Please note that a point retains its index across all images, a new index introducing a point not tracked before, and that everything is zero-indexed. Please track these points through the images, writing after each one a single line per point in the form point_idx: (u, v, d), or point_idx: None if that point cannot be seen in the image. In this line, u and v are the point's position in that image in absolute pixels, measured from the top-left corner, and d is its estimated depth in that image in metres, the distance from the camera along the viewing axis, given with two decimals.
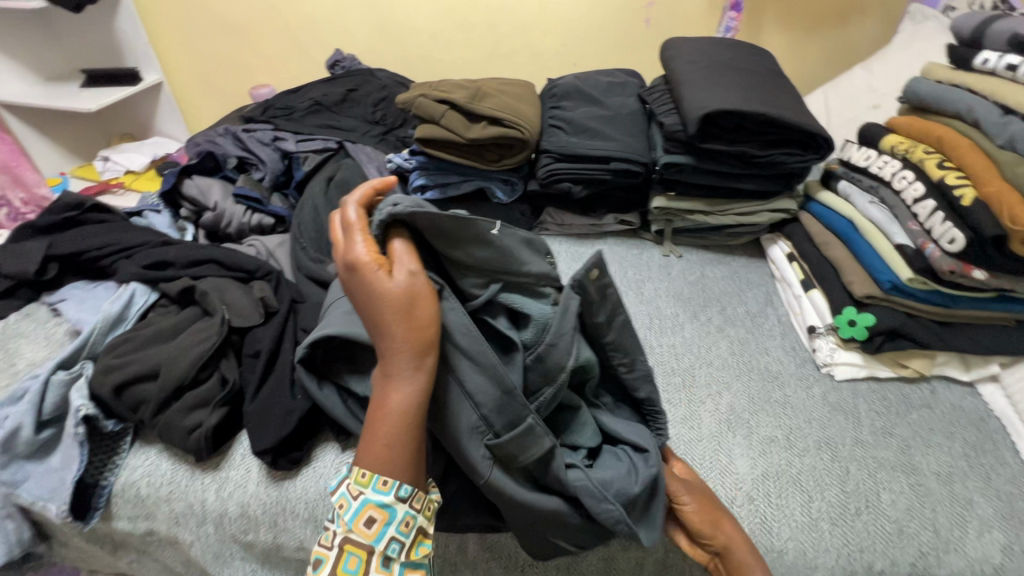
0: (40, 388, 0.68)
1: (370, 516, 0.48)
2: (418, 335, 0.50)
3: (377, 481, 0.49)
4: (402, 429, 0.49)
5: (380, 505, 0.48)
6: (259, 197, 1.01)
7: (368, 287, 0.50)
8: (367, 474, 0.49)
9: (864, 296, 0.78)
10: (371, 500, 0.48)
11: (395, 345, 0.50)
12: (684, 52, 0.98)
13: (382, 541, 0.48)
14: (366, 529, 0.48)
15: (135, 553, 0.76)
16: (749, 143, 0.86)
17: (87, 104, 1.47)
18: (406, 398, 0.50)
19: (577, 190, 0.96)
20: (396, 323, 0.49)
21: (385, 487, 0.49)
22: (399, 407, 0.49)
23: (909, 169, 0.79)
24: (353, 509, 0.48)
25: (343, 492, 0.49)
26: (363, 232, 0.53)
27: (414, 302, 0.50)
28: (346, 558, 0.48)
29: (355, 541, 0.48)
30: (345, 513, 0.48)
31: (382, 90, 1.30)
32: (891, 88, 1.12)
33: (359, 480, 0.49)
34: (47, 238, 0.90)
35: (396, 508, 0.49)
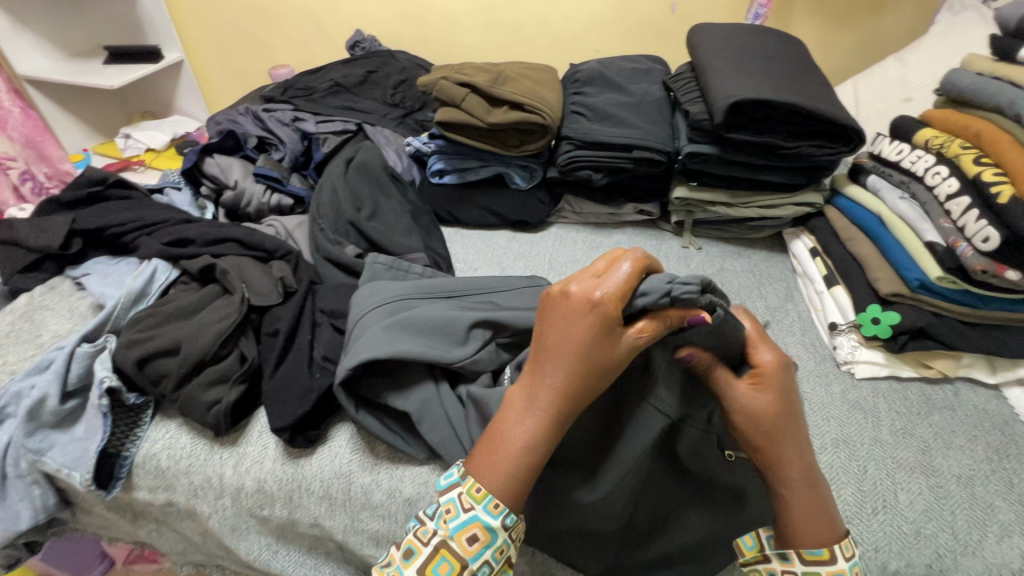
0: (65, 359, 0.69)
1: (474, 533, 0.48)
2: (578, 398, 0.51)
3: (490, 501, 0.49)
4: (528, 468, 0.50)
5: (486, 526, 0.48)
6: (279, 176, 1.01)
7: (585, 335, 0.49)
8: (481, 489, 0.49)
9: (889, 295, 0.76)
10: (480, 518, 0.48)
11: (561, 390, 0.50)
12: (712, 39, 0.96)
13: (477, 561, 0.48)
14: (467, 544, 0.48)
15: (155, 523, 0.78)
16: (776, 133, 0.84)
17: (109, 81, 1.48)
18: (539, 444, 0.50)
19: (597, 178, 0.95)
20: (571, 379, 0.50)
21: (495, 509, 0.48)
22: (534, 443, 0.50)
23: (943, 165, 0.77)
24: (460, 520, 0.48)
25: (453, 497, 0.50)
26: (612, 287, 0.50)
27: (594, 362, 0.50)
28: (438, 561, 0.48)
29: (452, 549, 0.48)
30: (451, 520, 0.49)
31: (403, 73, 1.29)
32: (924, 80, 1.08)
33: (472, 493, 0.49)
34: (72, 212, 0.91)
35: (498, 533, 0.49)
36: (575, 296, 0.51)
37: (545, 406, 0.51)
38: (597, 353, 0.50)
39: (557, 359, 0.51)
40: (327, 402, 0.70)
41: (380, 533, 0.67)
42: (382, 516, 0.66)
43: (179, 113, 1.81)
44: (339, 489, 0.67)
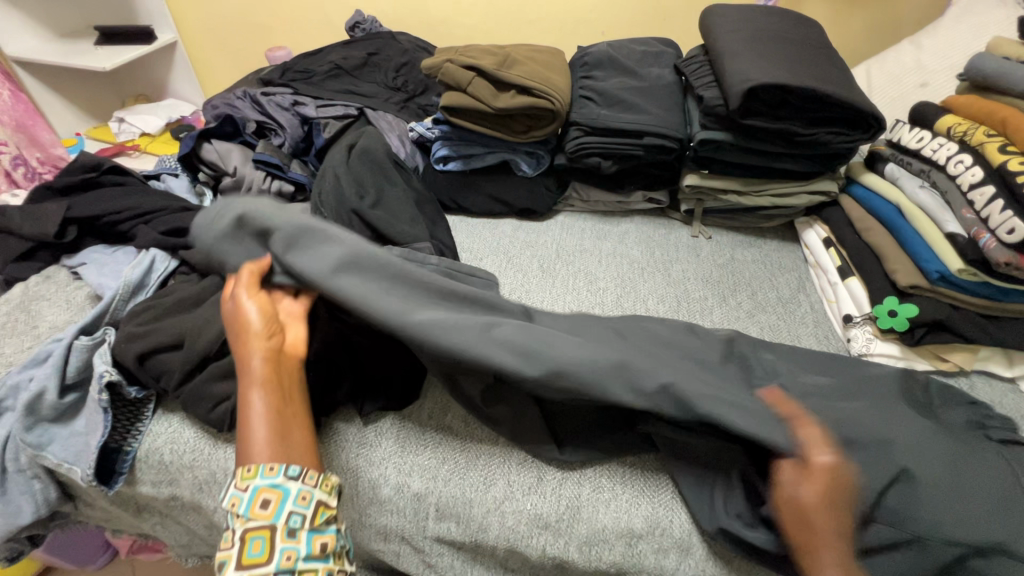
0: (63, 353, 0.67)
1: (266, 498, 0.49)
2: (270, 370, 0.57)
3: (264, 468, 0.51)
4: (275, 428, 0.54)
5: (272, 485, 0.50)
6: (279, 163, 0.98)
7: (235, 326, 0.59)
8: (253, 467, 0.51)
9: (907, 287, 0.74)
10: (262, 483, 0.50)
11: (253, 367, 0.57)
12: (726, 21, 0.92)
13: (282, 517, 0.49)
14: (263, 511, 0.49)
15: (158, 516, 0.77)
16: (792, 119, 0.82)
17: (101, 62, 1.44)
18: (268, 409, 0.55)
19: (607, 165, 0.92)
20: (260, 355, 0.57)
21: (272, 471, 0.51)
22: (264, 412, 0.54)
23: (966, 153, 0.75)
24: (246, 500, 0.49)
25: (233, 491, 0.50)
26: (246, 291, 0.62)
27: (274, 327, 0.60)
28: (249, 544, 0.48)
29: (256, 526, 0.49)
30: (238, 509, 0.49)
31: (405, 55, 1.25)
32: (941, 64, 1.06)
33: (245, 475, 0.50)
34: (66, 199, 0.89)
35: (288, 486, 0.50)
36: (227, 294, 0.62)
37: (254, 381, 0.56)
38: (242, 328, 0.59)
39: (237, 343, 0.58)
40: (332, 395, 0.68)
41: (388, 528, 0.67)
42: (390, 510, 0.66)
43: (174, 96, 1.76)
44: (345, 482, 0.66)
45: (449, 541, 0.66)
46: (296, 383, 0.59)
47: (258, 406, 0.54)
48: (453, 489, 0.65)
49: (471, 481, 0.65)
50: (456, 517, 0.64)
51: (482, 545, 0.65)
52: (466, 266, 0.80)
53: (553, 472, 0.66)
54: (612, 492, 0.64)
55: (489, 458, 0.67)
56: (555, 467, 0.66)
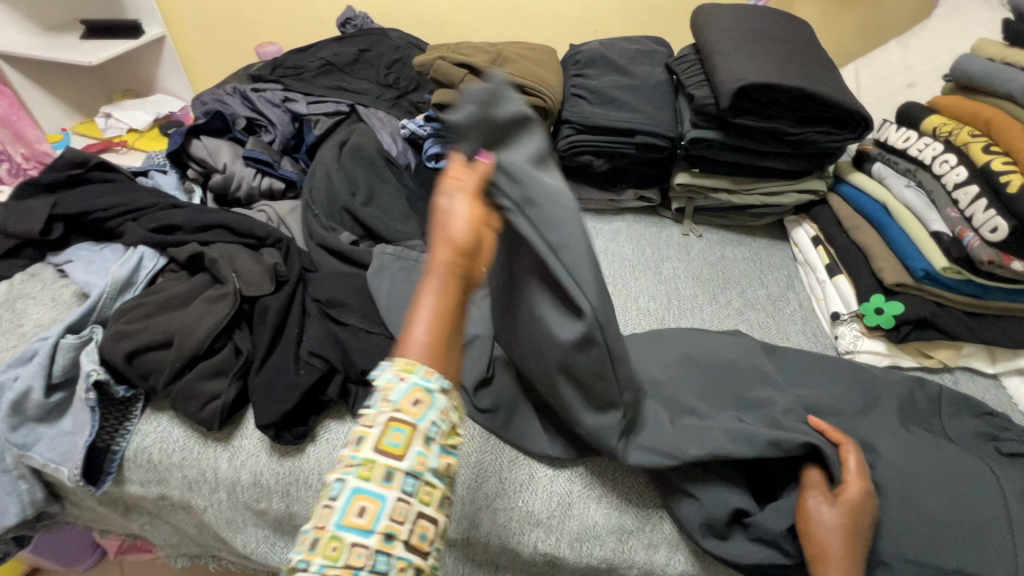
0: (49, 351, 0.66)
1: (417, 397, 0.42)
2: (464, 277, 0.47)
3: (424, 368, 0.43)
4: (446, 334, 0.45)
5: (427, 387, 0.42)
6: (269, 159, 0.97)
7: (442, 228, 0.46)
8: (415, 362, 0.43)
9: (893, 285, 0.76)
10: (418, 382, 0.42)
11: (440, 261, 0.46)
12: (716, 20, 0.93)
13: (426, 422, 0.41)
14: (412, 408, 0.41)
15: (148, 516, 0.76)
16: (782, 119, 0.82)
17: (87, 57, 1.42)
18: (438, 314, 0.45)
19: (598, 163, 0.93)
20: (446, 253, 0.45)
21: (430, 374, 0.43)
22: (441, 312, 0.45)
23: (952, 152, 0.76)
24: (400, 389, 0.42)
25: (387, 374, 0.43)
26: (467, 186, 0.48)
27: (477, 240, 0.47)
28: (390, 433, 0.40)
29: (402, 418, 0.41)
30: (388, 394, 0.42)
31: (396, 51, 1.24)
32: (928, 65, 1.07)
33: (404, 366, 0.43)
34: (52, 196, 0.87)
35: (439, 396, 0.43)
36: (442, 186, 0.48)
37: (441, 281, 0.45)
38: (454, 234, 0.46)
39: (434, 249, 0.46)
40: (320, 394, 0.68)
41: None
42: None
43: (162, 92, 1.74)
44: None
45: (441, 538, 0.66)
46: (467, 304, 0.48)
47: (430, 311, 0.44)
48: None
49: (463, 479, 0.65)
50: None
51: (473, 542, 0.65)
52: None
53: (544, 468, 0.66)
54: (603, 488, 0.64)
55: (481, 458, 0.67)
56: (547, 464, 0.66)
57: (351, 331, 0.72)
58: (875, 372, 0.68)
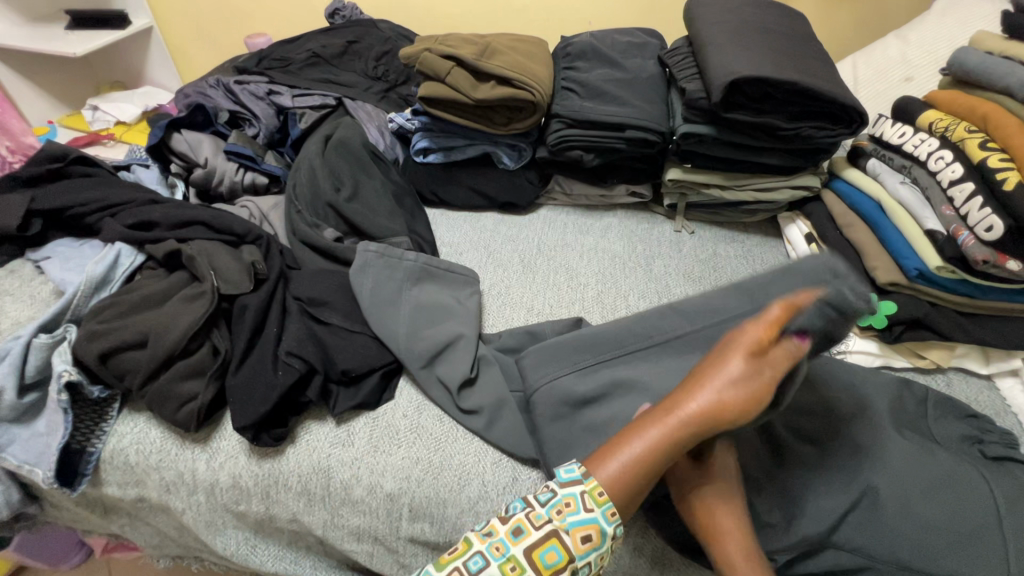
0: (21, 351, 0.65)
1: (589, 534, 0.49)
2: (712, 425, 0.49)
3: (608, 507, 0.49)
4: (635, 480, 0.50)
5: (602, 529, 0.49)
6: (253, 154, 0.95)
7: (719, 365, 0.51)
8: (603, 492, 0.49)
9: (886, 284, 0.74)
10: (597, 520, 0.48)
11: (684, 414, 0.50)
12: (710, 12, 0.91)
13: (582, 561, 0.48)
14: (580, 542, 0.48)
15: (128, 517, 0.75)
16: (775, 113, 0.80)
17: (72, 48, 1.39)
18: (636, 449, 0.50)
19: (588, 158, 0.91)
20: (693, 410, 0.50)
21: (611, 516, 0.49)
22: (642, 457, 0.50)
23: (947, 149, 0.74)
24: (580, 517, 0.48)
25: (571, 489, 0.50)
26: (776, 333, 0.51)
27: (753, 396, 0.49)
28: (549, 548, 0.47)
29: (564, 540, 0.48)
30: (569, 515, 0.49)
31: (385, 43, 1.22)
32: (926, 58, 1.05)
33: (594, 495, 0.49)
34: (29, 191, 0.85)
35: (607, 540, 0.49)
36: (726, 339, 0.51)
37: (677, 429, 0.49)
38: (724, 373, 0.50)
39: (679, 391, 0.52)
40: (301, 394, 0.67)
41: (361, 529, 0.66)
42: (363, 512, 0.65)
43: (150, 84, 1.72)
44: (317, 484, 0.65)
45: (424, 542, 0.65)
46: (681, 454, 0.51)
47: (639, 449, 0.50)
48: (427, 489, 0.63)
49: (445, 481, 0.64)
50: (428, 515, 0.64)
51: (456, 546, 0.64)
52: (443, 261, 0.80)
53: (528, 471, 0.65)
54: None
55: (463, 462, 0.65)
56: (532, 467, 0.65)
57: (333, 331, 0.71)
58: (867, 374, 0.67)
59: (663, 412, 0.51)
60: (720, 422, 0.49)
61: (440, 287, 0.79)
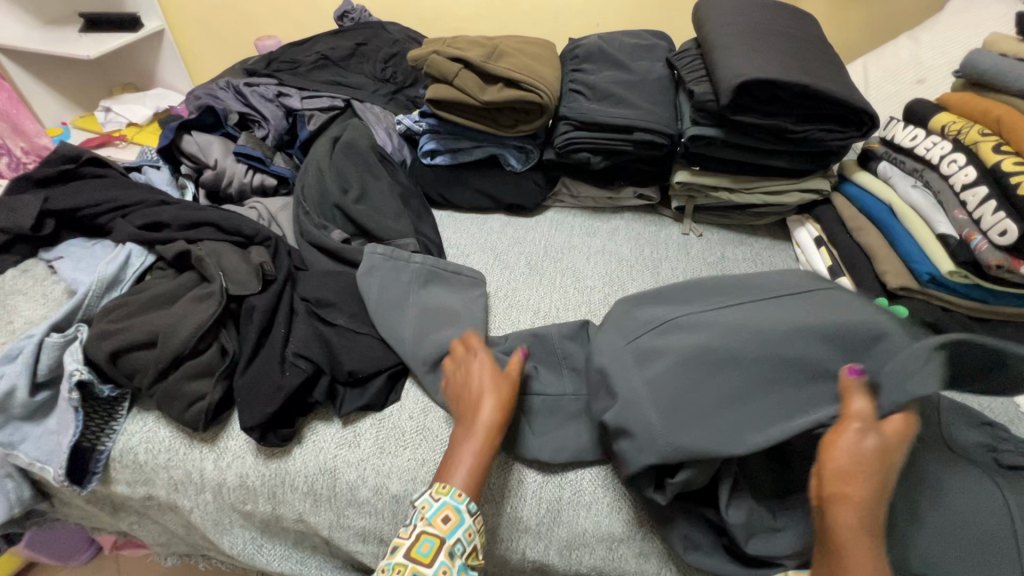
0: (34, 350, 0.66)
1: (447, 514, 0.54)
2: (491, 427, 0.59)
3: (455, 491, 0.55)
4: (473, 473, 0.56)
5: (456, 508, 0.54)
6: (262, 156, 0.96)
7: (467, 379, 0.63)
8: (448, 486, 0.55)
9: (897, 288, 0.73)
10: (449, 503, 0.54)
11: (482, 417, 0.59)
12: (719, 14, 0.90)
13: (452, 537, 0.53)
14: (442, 524, 0.53)
15: (136, 515, 0.76)
16: (785, 116, 0.80)
17: (86, 50, 1.41)
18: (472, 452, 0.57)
19: (596, 160, 0.91)
20: (489, 406, 0.60)
21: (460, 498, 0.55)
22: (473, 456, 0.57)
23: (960, 152, 0.73)
24: (433, 507, 0.54)
25: (425, 498, 0.55)
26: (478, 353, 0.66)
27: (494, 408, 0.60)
28: (421, 542, 0.53)
29: (432, 531, 0.53)
30: (425, 510, 0.54)
31: (393, 45, 1.23)
32: (938, 60, 1.04)
33: (438, 489, 0.55)
34: (43, 191, 0.87)
35: (467, 518, 0.54)
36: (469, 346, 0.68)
37: (481, 431, 0.58)
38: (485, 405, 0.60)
39: (463, 413, 0.61)
40: (309, 394, 0.67)
41: (366, 530, 0.66)
42: (369, 513, 0.65)
43: (161, 85, 1.74)
44: (323, 485, 0.65)
45: None
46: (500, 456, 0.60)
47: (471, 455, 0.57)
48: None
49: None
50: None
51: None
52: (450, 264, 0.81)
53: (533, 473, 0.64)
54: (593, 495, 0.63)
55: None
56: (536, 469, 0.65)
57: (339, 332, 0.71)
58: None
59: (470, 427, 0.59)
60: (834, 440, 0.45)
61: (448, 290, 0.79)
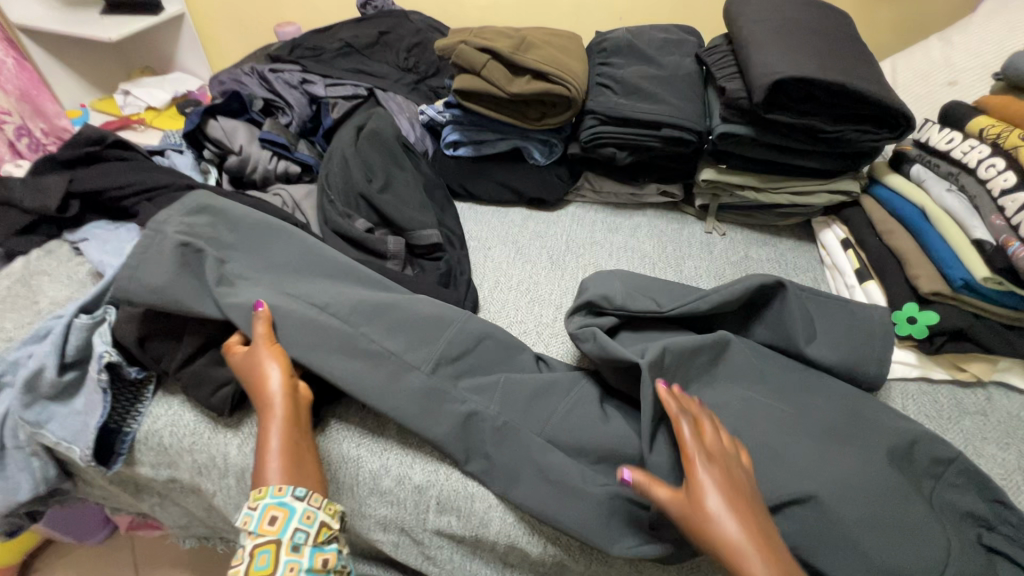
0: (63, 330, 0.66)
1: (274, 514, 0.50)
2: (286, 408, 0.57)
3: (273, 488, 0.51)
4: (286, 456, 0.54)
5: (280, 503, 0.51)
6: (286, 143, 0.96)
7: (243, 362, 0.60)
8: (264, 489, 0.52)
9: (930, 293, 0.72)
10: (272, 501, 0.51)
11: (272, 401, 0.57)
12: (753, 9, 0.89)
13: (288, 532, 0.50)
14: (271, 527, 0.50)
15: (158, 497, 0.76)
16: (818, 116, 0.79)
17: (107, 33, 1.41)
18: (276, 432, 0.55)
19: (622, 156, 0.90)
20: (276, 386, 0.57)
21: (282, 491, 0.51)
22: (274, 442, 0.54)
23: (999, 157, 0.72)
24: (256, 515, 0.50)
25: (244, 510, 0.51)
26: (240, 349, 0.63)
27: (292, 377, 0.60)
28: (258, 556, 0.49)
29: (264, 541, 0.50)
30: (249, 524, 0.50)
31: (417, 35, 1.22)
32: (972, 62, 1.02)
33: (256, 496, 0.51)
34: (69, 173, 0.87)
35: (295, 504, 0.51)
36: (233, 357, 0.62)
37: (272, 414, 0.56)
38: (265, 376, 0.58)
39: (257, 404, 0.58)
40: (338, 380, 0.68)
41: (388, 519, 0.66)
42: (391, 502, 0.65)
43: (180, 70, 1.73)
44: (346, 474, 0.66)
45: (449, 535, 0.65)
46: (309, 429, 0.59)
47: (275, 443, 0.54)
48: (455, 482, 0.64)
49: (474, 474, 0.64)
50: (452, 508, 0.64)
51: (482, 540, 0.64)
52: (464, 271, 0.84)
53: None
54: None
55: None
56: None
57: None
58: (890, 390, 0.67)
59: (262, 416, 0.56)
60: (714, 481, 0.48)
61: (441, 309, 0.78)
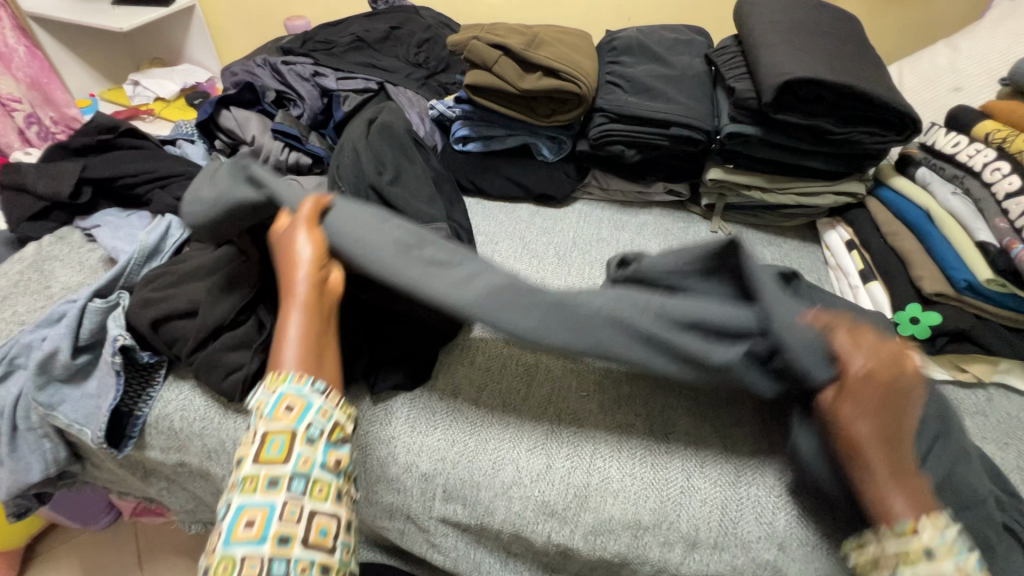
0: (77, 314, 0.67)
1: (290, 403, 0.48)
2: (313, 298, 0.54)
3: (291, 381, 0.49)
4: (307, 350, 0.52)
5: (298, 394, 0.49)
6: (298, 134, 0.96)
7: (282, 244, 0.57)
8: (280, 378, 0.50)
9: (933, 294, 0.73)
10: (288, 391, 0.49)
11: (298, 287, 0.54)
12: (763, 11, 0.90)
13: (303, 424, 0.48)
14: (286, 416, 0.48)
15: (166, 481, 0.77)
16: (826, 117, 0.79)
17: (118, 23, 1.41)
18: (297, 323, 0.52)
19: (630, 154, 0.91)
20: (305, 276, 0.54)
21: (300, 384, 0.49)
22: (293, 334, 0.52)
23: (1004, 161, 0.74)
24: (271, 402, 0.48)
25: (260, 394, 0.49)
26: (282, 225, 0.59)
27: (324, 262, 0.57)
28: (269, 443, 0.47)
29: (276, 428, 0.47)
30: (262, 409, 0.48)
31: (427, 31, 1.23)
32: (977, 68, 1.03)
33: (271, 386, 0.49)
34: (82, 160, 0.88)
35: (313, 397, 0.49)
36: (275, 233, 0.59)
37: (297, 301, 0.53)
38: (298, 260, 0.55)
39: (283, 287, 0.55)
40: (349, 369, 0.70)
41: (394, 507, 0.67)
42: (397, 490, 0.66)
43: (189, 62, 1.74)
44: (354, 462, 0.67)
45: (454, 523, 0.66)
46: (334, 321, 0.57)
47: (294, 333, 0.52)
48: (461, 471, 0.64)
49: (479, 464, 0.64)
50: (459, 497, 0.65)
51: (487, 529, 0.65)
52: None
53: (562, 458, 0.64)
54: (621, 483, 0.62)
55: (497, 448, 0.66)
56: (566, 454, 0.65)
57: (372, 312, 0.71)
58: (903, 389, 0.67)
59: (286, 304, 0.54)
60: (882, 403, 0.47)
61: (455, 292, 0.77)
